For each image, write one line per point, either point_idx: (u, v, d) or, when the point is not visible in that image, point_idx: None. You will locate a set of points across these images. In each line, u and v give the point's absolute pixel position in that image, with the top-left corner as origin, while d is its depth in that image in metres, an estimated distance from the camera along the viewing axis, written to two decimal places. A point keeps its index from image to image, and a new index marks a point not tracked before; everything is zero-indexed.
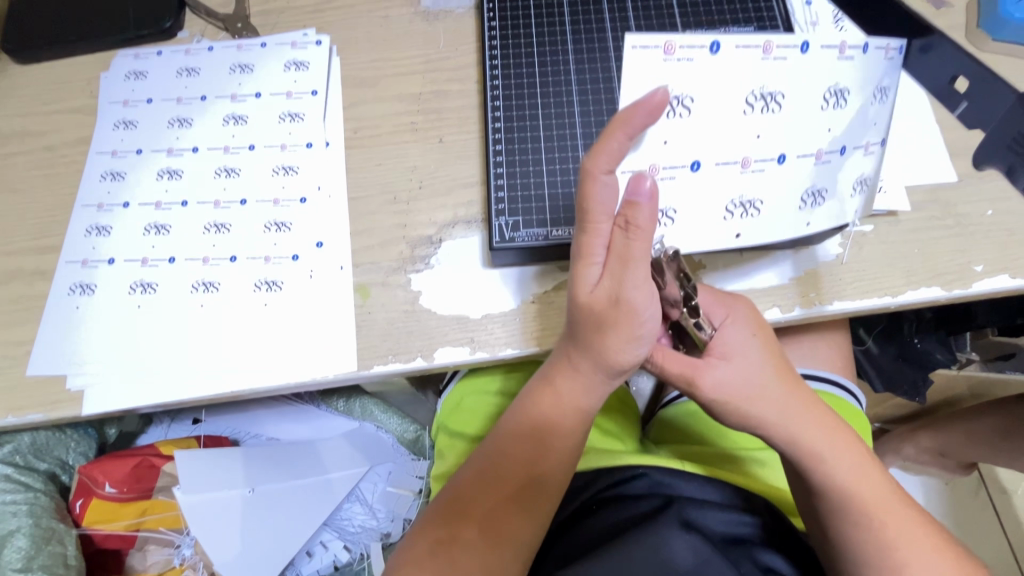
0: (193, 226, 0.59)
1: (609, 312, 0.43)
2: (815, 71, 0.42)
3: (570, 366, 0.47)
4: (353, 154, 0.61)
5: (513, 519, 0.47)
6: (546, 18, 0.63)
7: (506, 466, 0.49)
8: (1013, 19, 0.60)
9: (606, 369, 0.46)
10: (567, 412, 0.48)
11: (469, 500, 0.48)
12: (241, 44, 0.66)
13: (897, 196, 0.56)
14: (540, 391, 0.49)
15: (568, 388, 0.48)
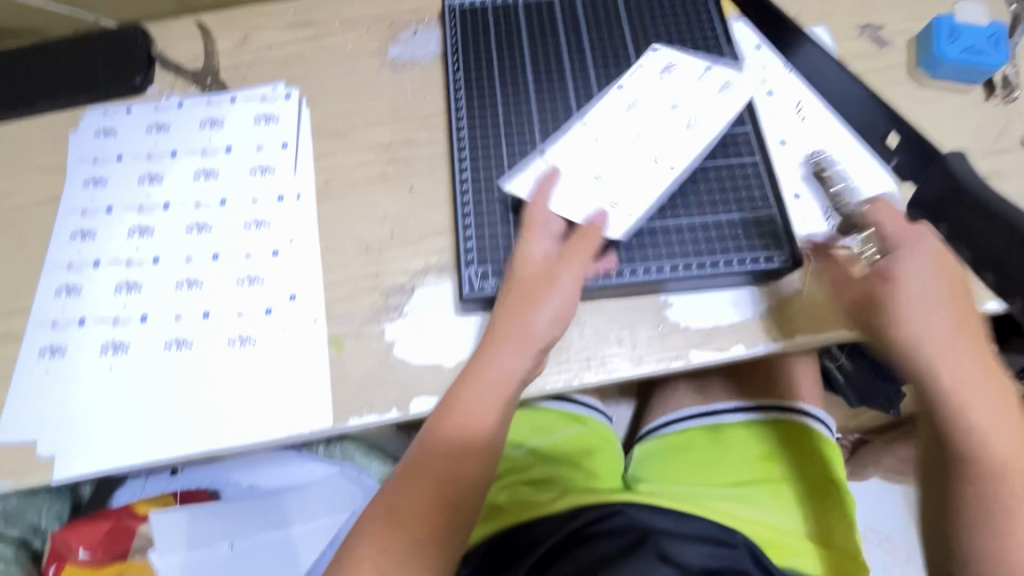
0: (165, 283, 0.59)
1: (525, 299, 0.52)
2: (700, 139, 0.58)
3: (500, 341, 0.52)
4: (325, 205, 0.62)
5: (438, 521, 0.50)
6: (509, 73, 0.66)
7: (432, 471, 0.51)
8: (947, 57, 0.62)
9: (524, 341, 0.51)
10: (488, 408, 0.51)
11: (395, 502, 0.51)
12: (211, 100, 0.67)
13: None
14: (461, 389, 0.51)
15: (484, 384, 0.51)
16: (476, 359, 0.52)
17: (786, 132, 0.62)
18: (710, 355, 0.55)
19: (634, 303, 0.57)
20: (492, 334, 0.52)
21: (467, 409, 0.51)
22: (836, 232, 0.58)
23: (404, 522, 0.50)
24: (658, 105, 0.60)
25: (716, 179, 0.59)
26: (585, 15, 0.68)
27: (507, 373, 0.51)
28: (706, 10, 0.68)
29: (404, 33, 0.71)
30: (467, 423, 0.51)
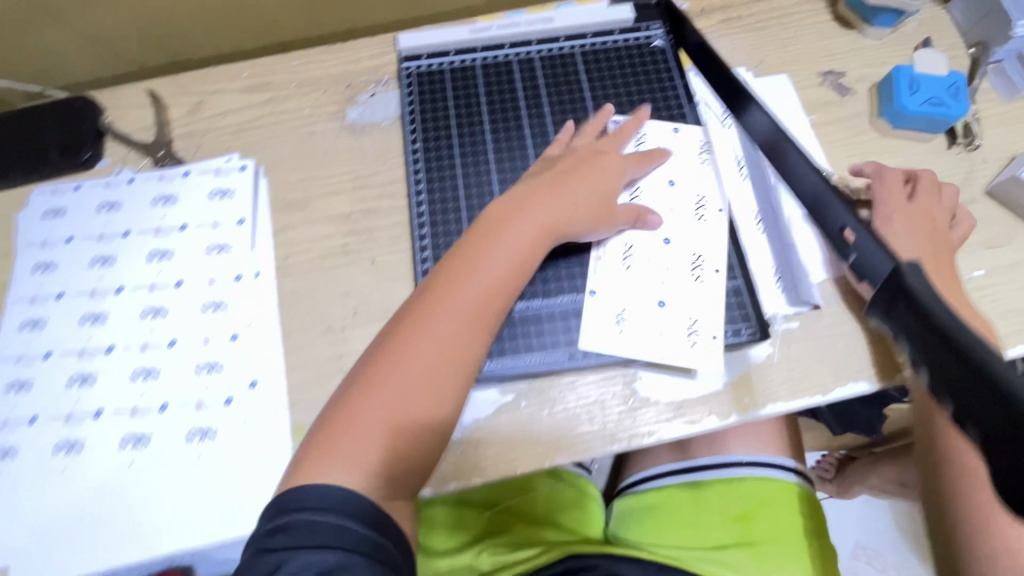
0: (120, 374, 0.57)
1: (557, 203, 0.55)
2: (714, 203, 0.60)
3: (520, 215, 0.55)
4: (285, 283, 0.61)
5: (422, 369, 0.48)
6: (468, 139, 0.65)
7: (416, 329, 0.49)
8: (908, 110, 0.62)
9: (539, 206, 0.55)
10: (480, 285, 0.51)
11: (376, 357, 0.49)
12: (163, 175, 0.65)
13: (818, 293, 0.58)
14: (455, 264, 0.52)
15: (479, 254, 0.52)
16: (472, 239, 0.54)
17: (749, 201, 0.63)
18: (683, 429, 0.54)
19: (603, 377, 0.56)
20: (498, 219, 0.55)
21: (461, 271, 0.52)
22: (801, 296, 0.58)
23: (384, 380, 0.47)
24: (674, 154, 0.62)
25: (682, 247, 0.58)
26: (544, 74, 0.68)
27: (506, 246, 0.53)
28: (666, 66, 0.67)
29: (363, 95, 0.70)
30: (458, 287, 0.51)
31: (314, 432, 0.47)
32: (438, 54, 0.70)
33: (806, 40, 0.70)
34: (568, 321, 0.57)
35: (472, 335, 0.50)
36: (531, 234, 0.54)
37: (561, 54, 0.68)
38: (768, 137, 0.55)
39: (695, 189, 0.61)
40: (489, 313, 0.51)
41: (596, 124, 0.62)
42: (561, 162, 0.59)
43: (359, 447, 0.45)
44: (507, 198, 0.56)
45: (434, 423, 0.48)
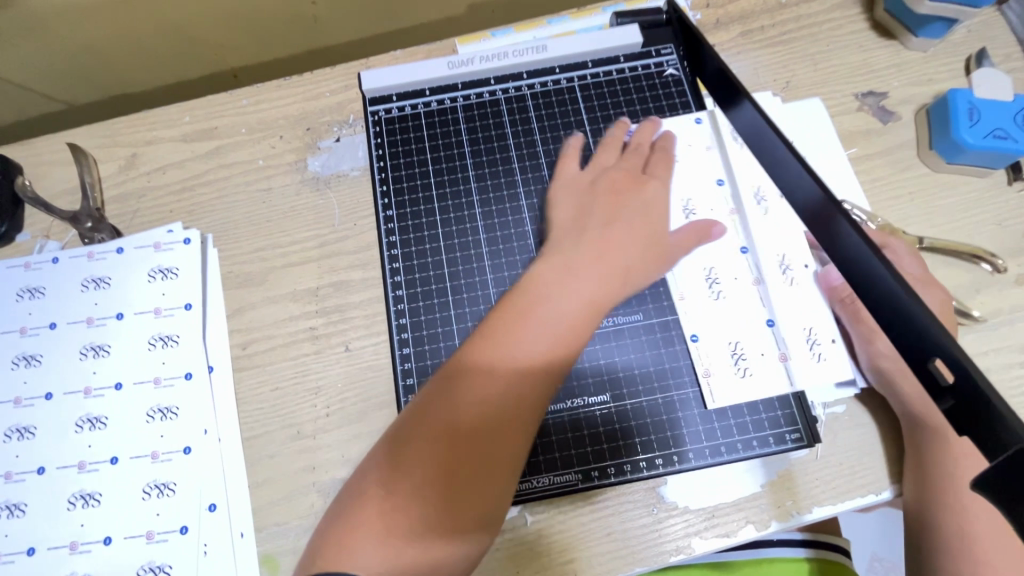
0: (54, 501, 0.49)
1: (594, 254, 0.47)
2: (771, 233, 0.52)
3: (562, 269, 0.46)
4: (244, 379, 0.52)
5: (465, 449, 0.39)
6: (450, 197, 0.56)
7: (460, 393, 0.41)
8: (968, 144, 0.53)
9: (582, 264, 0.46)
10: (535, 339, 0.42)
11: (409, 428, 0.41)
12: (93, 252, 0.55)
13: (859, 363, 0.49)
14: (504, 318, 0.44)
15: (532, 302, 0.44)
16: (522, 287, 0.45)
17: (781, 245, 0.52)
18: (715, 544, 0.46)
19: (621, 484, 0.47)
20: (551, 262, 0.46)
21: (509, 323, 0.43)
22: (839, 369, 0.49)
23: (418, 457, 0.39)
24: (703, 186, 0.54)
25: (714, 335, 0.50)
26: (538, 115, 0.58)
27: (565, 294, 0.44)
28: (682, 101, 0.58)
29: (326, 140, 0.59)
30: (509, 342, 0.42)
31: (335, 517, 0.40)
32: (411, 95, 0.59)
33: (840, 55, 0.60)
34: (580, 429, 0.48)
35: (526, 404, 0.41)
36: (590, 278, 0.45)
37: (557, 90, 0.59)
38: (813, 210, 0.40)
39: (712, 257, 0.52)
40: (546, 375, 0.42)
41: (620, 139, 0.55)
42: (604, 187, 0.51)
43: (388, 537, 0.37)
44: (547, 259, 0.47)
45: (480, 513, 0.39)
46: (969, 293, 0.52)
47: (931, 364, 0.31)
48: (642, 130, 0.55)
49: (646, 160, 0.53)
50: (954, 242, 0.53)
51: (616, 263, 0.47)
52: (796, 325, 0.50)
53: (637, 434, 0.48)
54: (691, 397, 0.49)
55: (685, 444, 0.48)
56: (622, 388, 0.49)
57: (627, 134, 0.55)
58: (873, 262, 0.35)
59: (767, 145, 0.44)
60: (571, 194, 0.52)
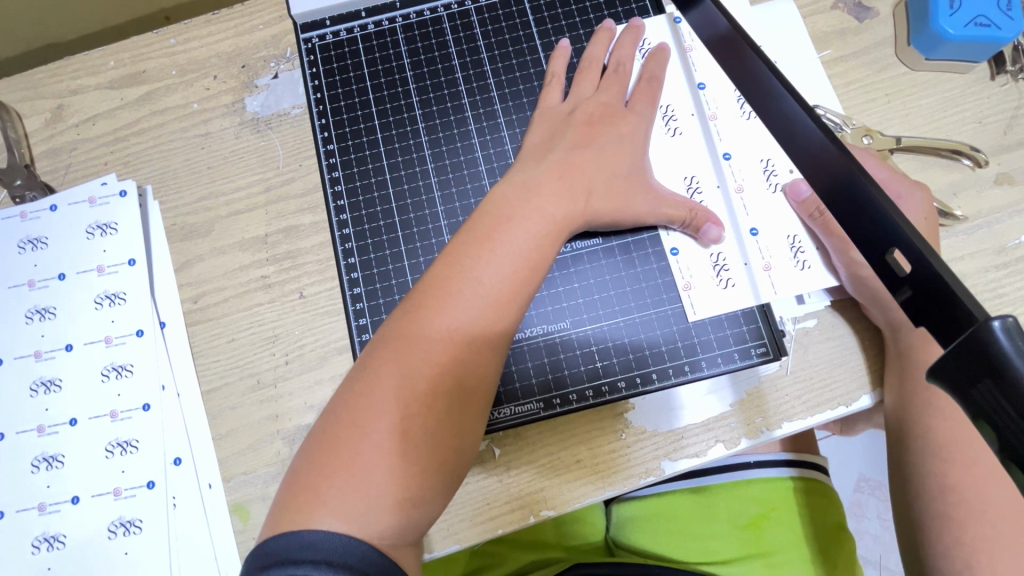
0: (16, 465, 0.48)
1: (551, 181, 0.44)
2: (754, 141, 0.50)
3: (522, 199, 0.43)
4: (197, 333, 0.50)
5: (416, 402, 0.38)
6: (395, 128, 0.52)
7: (426, 332, 0.39)
8: (948, 36, 0.49)
9: (541, 193, 0.44)
10: (502, 274, 0.41)
11: (375, 368, 0.39)
12: (25, 211, 0.52)
13: (824, 272, 0.47)
14: (465, 253, 0.42)
15: (499, 232, 0.42)
16: (484, 216, 0.43)
17: (766, 152, 0.50)
18: (685, 464, 0.45)
19: (588, 413, 0.46)
20: (511, 189, 0.44)
21: (475, 255, 0.41)
22: (805, 276, 0.47)
23: (388, 399, 0.38)
24: (683, 92, 0.51)
25: (695, 246, 0.48)
26: (484, 31, 0.54)
27: (530, 223, 0.42)
28: (639, 6, 0.54)
29: (263, 77, 0.55)
30: (474, 274, 0.41)
31: (303, 464, 0.38)
32: (346, 18, 0.55)
33: None
34: (541, 357, 0.47)
35: (494, 338, 0.41)
36: (554, 207, 0.43)
37: (505, 2, 0.54)
38: (772, 107, 0.37)
39: (693, 166, 0.49)
40: (514, 308, 0.41)
41: (597, 52, 0.51)
42: (581, 114, 0.48)
43: (368, 483, 0.36)
44: (505, 186, 0.45)
45: (456, 448, 0.39)
46: (946, 197, 0.49)
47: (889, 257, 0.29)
48: (620, 44, 0.51)
49: (621, 79, 0.50)
50: (923, 138, 0.50)
51: (579, 186, 0.44)
52: (778, 231, 0.48)
53: (617, 355, 0.47)
54: (654, 318, 0.47)
55: (649, 365, 0.46)
56: (582, 314, 0.48)
57: (605, 52, 0.51)
58: (835, 156, 0.32)
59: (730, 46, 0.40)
60: (544, 121, 0.49)
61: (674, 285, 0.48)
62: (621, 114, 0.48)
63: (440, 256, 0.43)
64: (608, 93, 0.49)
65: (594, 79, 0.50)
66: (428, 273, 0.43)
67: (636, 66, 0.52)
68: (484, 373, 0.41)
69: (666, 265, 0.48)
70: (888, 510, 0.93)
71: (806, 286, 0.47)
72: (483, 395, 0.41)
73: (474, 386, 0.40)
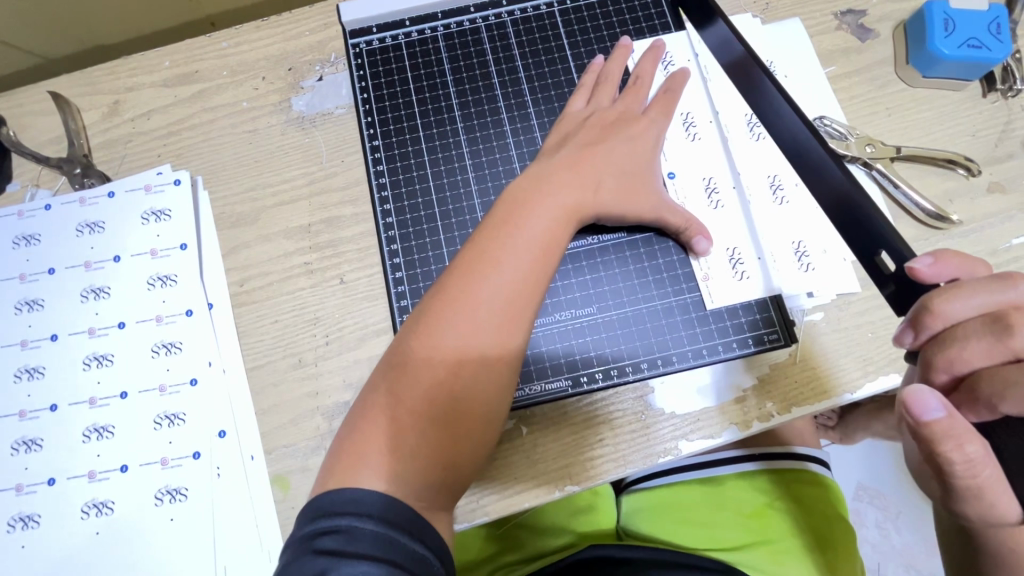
0: (69, 434, 0.51)
1: (568, 176, 0.48)
2: (764, 159, 0.54)
3: (541, 193, 0.47)
4: (243, 314, 0.53)
5: (443, 376, 0.41)
6: (435, 126, 0.56)
7: (454, 314, 0.42)
8: (944, 56, 0.54)
9: (561, 188, 0.47)
10: (523, 258, 0.44)
11: (407, 346, 0.42)
12: (84, 197, 0.55)
13: (826, 272, 0.51)
14: (488, 241, 0.45)
15: (519, 222, 0.45)
16: (505, 207, 0.46)
17: (776, 168, 0.53)
18: (701, 445, 0.48)
19: (611, 394, 0.50)
20: (530, 183, 0.48)
21: (497, 243, 0.44)
22: (810, 277, 0.51)
23: (421, 373, 0.41)
24: (702, 102, 0.56)
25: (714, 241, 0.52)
26: (518, 41, 0.58)
27: (546, 210, 0.46)
28: (661, 23, 0.59)
29: (309, 79, 0.59)
30: (497, 260, 0.44)
31: (345, 433, 0.41)
32: (391, 26, 0.59)
33: None
34: (568, 340, 0.50)
35: (515, 317, 0.44)
36: (571, 201, 0.47)
37: (537, 16, 0.59)
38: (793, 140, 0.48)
39: (712, 168, 0.54)
40: (535, 288, 0.44)
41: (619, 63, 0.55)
42: (596, 119, 0.52)
43: (403, 448, 0.40)
44: (523, 180, 0.48)
45: (480, 418, 0.42)
46: (943, 203, 0.53)
47: (878, 257, 0.44)
48: (643, 59, 0.55)
49: (640, 90, 0.54)
50: (919, 148, 0.54)
51: (592, 182, 0.48)
52: (784, 235, 0.52)
53: (637, 342, 0.50)
54: (674, 305, 0.51)
55: (668, 349, 0.50)
56: (607, 301, 0.51)
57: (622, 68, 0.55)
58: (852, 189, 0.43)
59: (754, 82, 0.50)
60: (563, 124, 0.53)
61: (694, 275, 0.52)
62: (635, 118, 0.52)
63: (466, 245, 0.46)
64: (626, 104, 0.53)
65: (612, 91, 0.54)
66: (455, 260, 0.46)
67: (658, 80, 0.56)
68: (508, 349, 0.43)
69: (685, 257, 0.52)
70: (886, 518, 0.96)
71: (815, 287, 0.51)
72: (507, 370, 0.43)
73: (498, 361, 0.43)
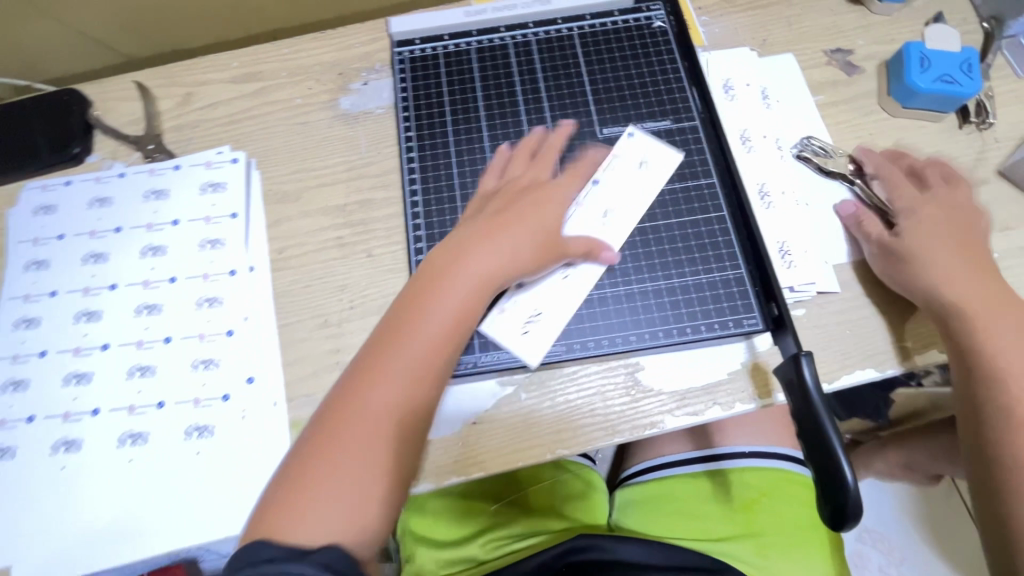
0: (117, 371, 0.57)
1: (488, 239, 0.51)
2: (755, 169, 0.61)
3: (458, 260, 0.50)
4: (280, 277, 0.60)
5: (368, 431, 0.43)
6: (463, 123, 0.64)
7: (376, 377, 0.45)
8: (920, 87, 0.60)
9: (475, 255, 0.50)
10: (440, 324, 0.47)
11: (331, 407, 0.45)
12: (153, 168, 0.64)
13: (807, 270, 0.56)
14: (408, 306, 0.48)
15: (441, 289, 0.48)
16: (427, 276, 0.50)
17: (764, 175, 0.61)
18: (685, 421, 0.52)
19: (603, 369, 0.54)
20: (447, 251, 0.51)
21: (417, 307, 0.48)
22: (792, 273, 0.56)
23: (338, 439, 0.43)
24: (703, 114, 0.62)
25: (705, 234, 0.57)
26: (541, 57, 0.66)
27: (461, 277, 0.49)
28: (668, 48, 0.66)
29: (355, 83, 0.68)
30: (418, 323, 0.47)
31: (271, 492, 0.42)
32: (432, 39, 0.68)
33: (813, 17, 0.68)
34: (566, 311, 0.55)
35: (433, 377, 0.46)
36: (494, 263, 0.50)
37: (558, 38, 0.67)
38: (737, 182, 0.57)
39: (708, 172, 0.60)
40: (451, 348, 0.48)
41: (541, 139, 0.60)
42: (501, 193, 0.56)
43: (336, 502, 0.41)
44: (440, 249, 0.52)
45: (405, 468, 0.44)
46: None
47: (771, 303, 0.53)
48: (555, 135, 0.60)
49: (550, 160, 0.59)
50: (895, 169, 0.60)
51: (510, 246, 0.51)
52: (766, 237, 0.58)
53: (629, 319, 0.55)
54: (664, 288, 0.56)
55: (656, 325, 0.54)
56: (603, 280, 0.56)
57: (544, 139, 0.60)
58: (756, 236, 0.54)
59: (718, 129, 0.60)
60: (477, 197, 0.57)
61: (684, 263, 0.56)
62: (544, 185, 0.56)
63: (388, 313, 0.49)
64: (539, 171, 0.57)
65: (525, 160, 0.58)
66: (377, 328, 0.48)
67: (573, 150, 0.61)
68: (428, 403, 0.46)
69: (677, 248, 0.57)
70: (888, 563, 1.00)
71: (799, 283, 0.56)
72: (424, 423, 0.46)
73: (419, 413, 0.45)
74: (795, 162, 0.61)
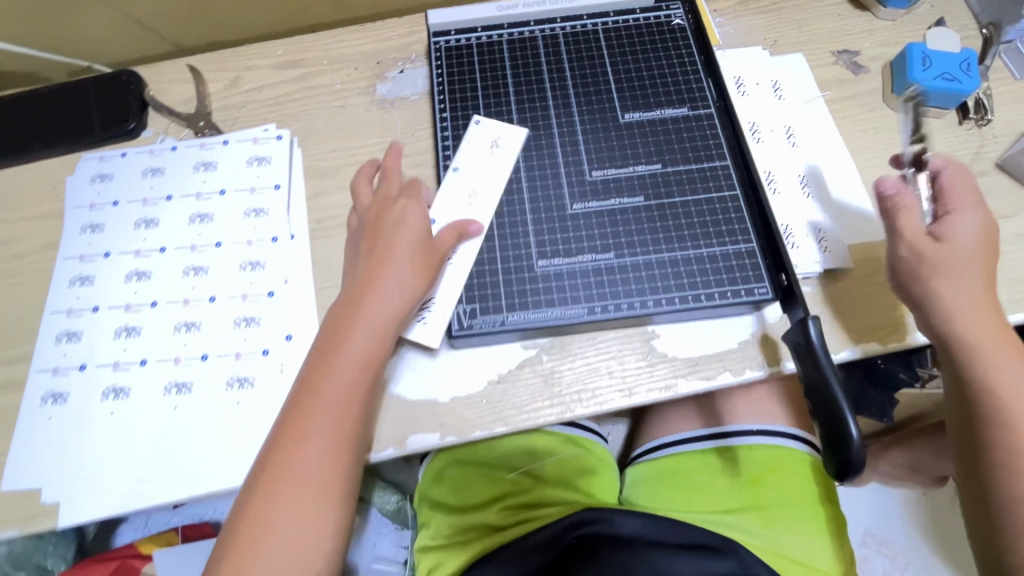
0: (164, 326, 0.60)
1: (385, 272, 0.54)
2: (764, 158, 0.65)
3: (359, 302, 0.53)
4: (318, 244, 0.64)
5: (305, 469, 0.48)
6: (494, 106, 0.68)
7: (303, 424, 0.49)
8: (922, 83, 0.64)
9: (385, 290, 0.53)
10: (353, 368, 0.51)
11: (268, 454, 0.49)
12: (204, 143, 0.69)
13: (809, 250, 0.60)
14: (325, 353, 0.52)
15: (349, 333, 0.52)
16: (335, 323, 0.53)
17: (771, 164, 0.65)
18: (698, 385, 0.55)
19: (620, 336, 0.58)
20: (346, 297, 0.54)
21: (330, 352, 0.51)
22: (795, 253, 0.59)
23: (278, 482, 0.48)
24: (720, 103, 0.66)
25: (719, 212, 0.61)
26: (567, 49, 0.71)
27: (365, 320, 0.52)
28: (685, 44, 0.71)
29: (392, 71, 0.73)
30: (335, 365, 0.51)
31: (226, 539, 0.48)
32: (466, 30, 0.73)
33: (822, 20, 0.73)
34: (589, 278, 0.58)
35: (356, 407, 0.51)
36: (388, 302, 0.53)
37: (584, 32, 0.72)
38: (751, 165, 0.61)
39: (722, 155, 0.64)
40: (371, 379, 0.51)
41: (393, 170, 0.62)
42: (371, 226, 0.58)
43: (281, 538, 0.47)
44: (343, 296, 0.55)
45: (345, 489, 0.50)
46: None
47: (781, 274, 0.57)
48: (391, 160, 0.63)
49: (391, 188, 0.60)
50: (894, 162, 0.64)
51: (398, 278, 0.53)
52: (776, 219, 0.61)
53: (648, 288, 0.58)
54: (681, 259, 0.59)
55: (673, 292, 0.58)
56: (624, 251, 0.60)
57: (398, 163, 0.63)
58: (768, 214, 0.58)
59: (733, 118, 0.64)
60: (355, 225, 0.60)
61: (700, 237, 0.60)
62: (392, 208, 0.58)
63: (307, 361, 0.52)
64: (389, 194, 0.60)
65: (367, 189, 0.61)
66: (302, 374, 0.52)
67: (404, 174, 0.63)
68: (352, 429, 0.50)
69: (693, 223, 0.61)
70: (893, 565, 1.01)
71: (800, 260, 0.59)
72: (357, 448, 0.51)
73: (348, 441, 0.50)
74: (805, 149, 0.65)
